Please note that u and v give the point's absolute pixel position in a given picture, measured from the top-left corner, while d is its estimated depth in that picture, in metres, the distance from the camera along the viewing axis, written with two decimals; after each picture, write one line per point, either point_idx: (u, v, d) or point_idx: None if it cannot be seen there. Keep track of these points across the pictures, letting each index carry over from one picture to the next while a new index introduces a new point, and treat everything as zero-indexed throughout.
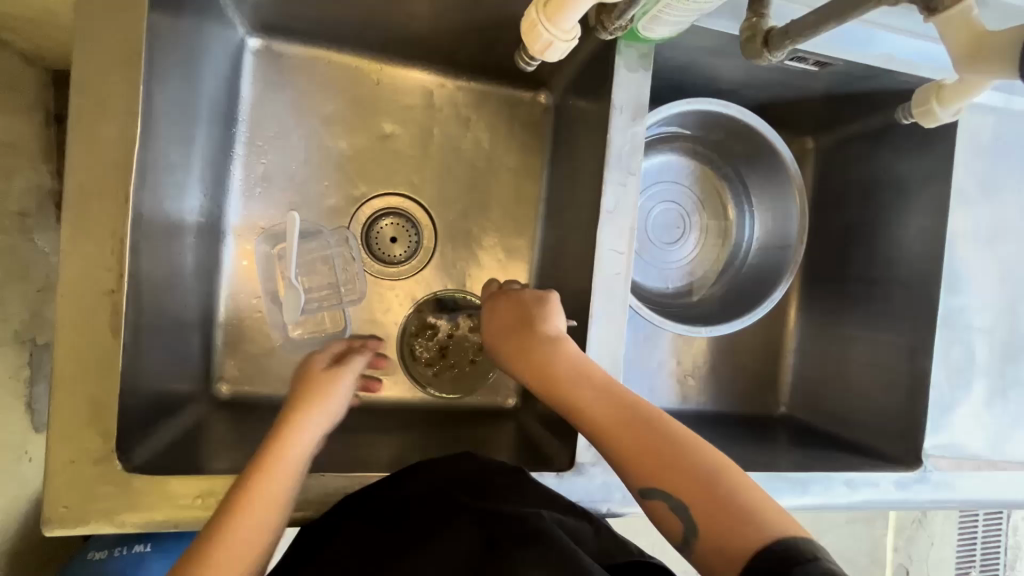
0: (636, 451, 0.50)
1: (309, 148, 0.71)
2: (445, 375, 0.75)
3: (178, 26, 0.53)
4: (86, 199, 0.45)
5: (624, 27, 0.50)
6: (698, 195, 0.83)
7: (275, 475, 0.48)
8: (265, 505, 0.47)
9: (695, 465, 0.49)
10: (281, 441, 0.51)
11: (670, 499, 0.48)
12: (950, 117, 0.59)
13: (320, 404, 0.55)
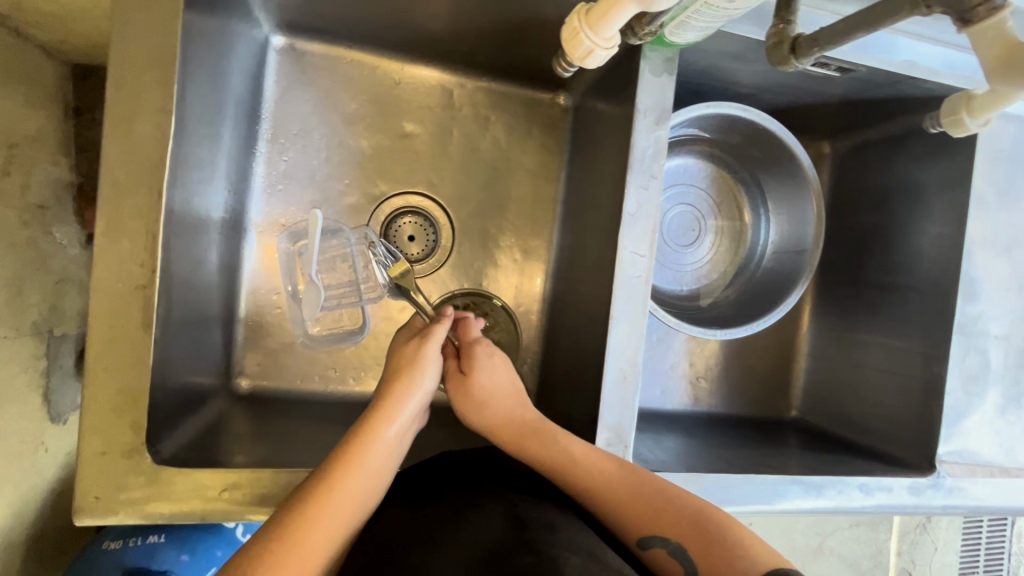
0: (626, 505, 0.54)
1: (330, 147, 0.72)
2: None
3: (208, 24, 0.54)
4: (121, 196, 0.45)
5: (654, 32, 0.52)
6: (713, 198, 0.84)
7: (370, 444, 0.52)
8: (359, 472, 0.51)
9: (686, 513, 0.52)
10: (376, 415, 0.55)
11: (669, 545, 0.51)
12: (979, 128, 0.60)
13: (414, 380, 0.58)
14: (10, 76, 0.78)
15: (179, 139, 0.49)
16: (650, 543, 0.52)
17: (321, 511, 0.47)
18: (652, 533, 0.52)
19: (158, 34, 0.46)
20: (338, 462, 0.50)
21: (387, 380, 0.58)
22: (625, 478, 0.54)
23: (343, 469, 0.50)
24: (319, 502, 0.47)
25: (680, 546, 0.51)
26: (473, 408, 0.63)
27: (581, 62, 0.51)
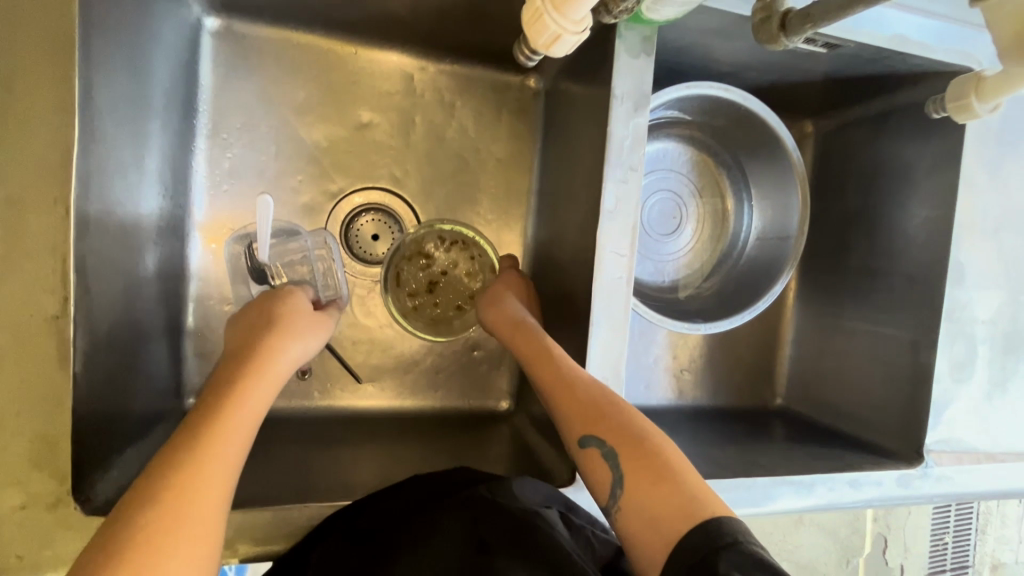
0: (570, 404, 0.51)
1: (279, 140, 0.65)
2: (425, 311, 0.68)
3: (121, 2, 0.47)
4: (24, 213, 0.40)
5: (630, 9, 0.47)
6: (695, 183, 0.80)
7: (254, 389, 0.45)
8: (243, 422, 0.43)
9: (627, 421, 0.50)
10: (257, 363, 0.47)
11: (604, 447, 0.49)
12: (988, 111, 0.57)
13: (297, 326, 0.51)
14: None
15: (90, 142, 0.43)
16: (586, 443, 0.50)
17: (206, 468, 0.39)
18: (589, 434, 0.50)
19: (56, 23, 0.40)
20: (218, 413, 0.42)
21: (262, 326, 0.50)
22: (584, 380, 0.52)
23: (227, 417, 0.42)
24: (203, 459, 0.39)
25: (615, 451, 0.49)
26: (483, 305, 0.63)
27: (546, 51, 0.45)
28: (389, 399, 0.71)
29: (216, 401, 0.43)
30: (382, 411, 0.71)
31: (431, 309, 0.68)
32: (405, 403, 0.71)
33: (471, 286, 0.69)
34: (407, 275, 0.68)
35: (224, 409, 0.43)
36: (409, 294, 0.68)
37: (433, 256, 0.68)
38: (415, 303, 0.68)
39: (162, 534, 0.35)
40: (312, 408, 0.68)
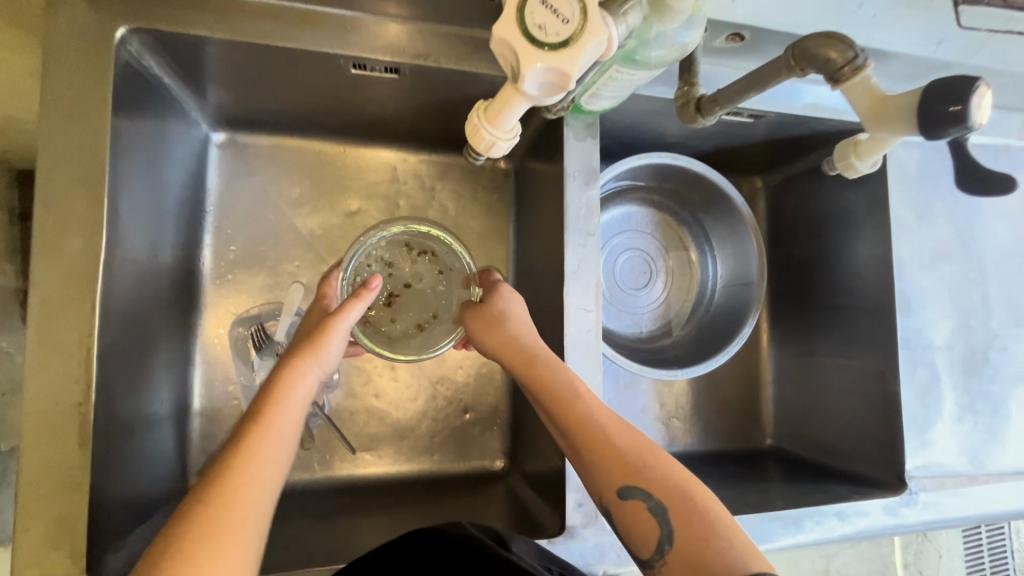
0: (605, 450, 0.51)
1: (278, 232, 0.72)
2: (381, 325, 0.61)
3: (144, 128, 0.55)
4: (53, 314, 0.45)
5: (566, 107, 0.55)
6: (660, 241, 0.87)
7: (280, 411, 0.46)
8: (274, 443, 0.44)
9: (662, 474, 0.49)
10: (280, 388, 0.48)
11: (648, 499, 0.48)
12: (869, 168, 0.64)
13: (322, 341, 0.52)
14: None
15: (113, 249, 0.49)
16: (627, 494, 0.49)
17: (238, 491, 0.40)
18: (629, 485, 0.49)
19: (82, 154, 0.47)
20: (244, 440, 0.44)
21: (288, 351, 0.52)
22: (613, 424, 0.52)
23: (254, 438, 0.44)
24: (232, 483, 0.41)
25: (660, 504, 0.48)
26: (481, 328, 0.61)
27: (485, 154, 0.51)
28: (386, 466, 0.73)
29: (246, 426, 0.45)
30: (380, 478, 0.73)
31: (387, 325, 0.61)
32: (403, 468, 0.74)
33: (438, 302, 0.63)
34: None
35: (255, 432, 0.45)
36: (365, 305, 0.61)
37: (397, 266, 0.63)
38: (371, 315, 0.61)
39: (196, 553, 0.37)
40: (313, 481, 0.71)
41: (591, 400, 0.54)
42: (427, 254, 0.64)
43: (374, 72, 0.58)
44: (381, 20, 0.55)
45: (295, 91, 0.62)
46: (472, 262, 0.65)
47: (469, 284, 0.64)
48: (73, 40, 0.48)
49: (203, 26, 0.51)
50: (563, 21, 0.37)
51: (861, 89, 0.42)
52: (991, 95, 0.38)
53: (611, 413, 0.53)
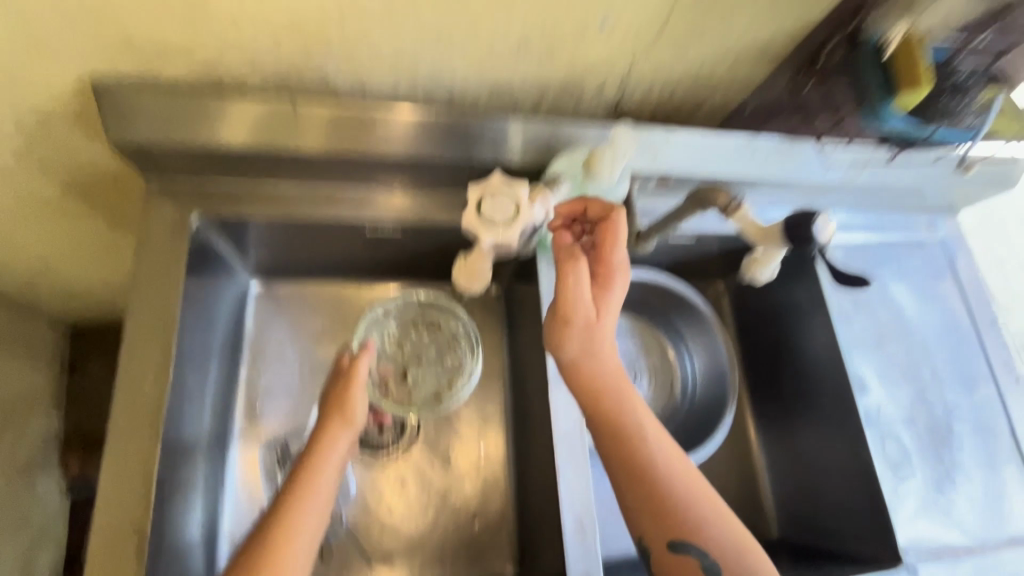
0: (668, 503, 0.54)
1: (302, 362, 0.83)
2: (404, 395, 0.78)
3: (203, 288, 0.69)
4: (126, 445, 0.56)
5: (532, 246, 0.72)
6: (638, 343, 0.95)
7: (318, 478, 0.56)
8: (310, 505, 0.55)
9: (722, 534, 0.54)
10: (319, 453, 0.58)
11: (704, 559, 0.53)
12: (765, 276, 0.68)
13: (350, 409, 0.61)
14: (7, 347, 0.98)
15: (175, 386, 0.61)
16: (683, 550, 0.53)
17: (282, 548, 0.51)
18: (688, 542, 0.53)
19: (157, 313, 0.60)
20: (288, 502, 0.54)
21: (322, 416, 0.61)
22: (678, 476, 0.56)
23: (296, 505, 0.54)
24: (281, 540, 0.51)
25: (714, 564, 0.53)
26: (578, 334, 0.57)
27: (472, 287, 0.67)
28: None
29: (289, 490, 0.55)
30: None
31: (409, 396, 0.78)
32: None
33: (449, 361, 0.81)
34: (383, 363, 0.78)
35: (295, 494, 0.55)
36: (386, 381, 0.78)
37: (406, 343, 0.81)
38: (393, 389, 0.77)
39: None
40: None
41: (658, 445, 0.56)
42: (428, 327, 0.83)
43: (385, 232, 0.74)
44: (390, 191, 0.71)
45: (321, 246, 0.77)
46: (469, 323, 0.85)
47: (470, 340, 0.83)
48: (159, 225, 0.63)
49: (255, 211, 0.67)
50: (513, 203, 0.60)
51: (745, 219, 0.56)
52: (831, 220, 0.51)
53: (678, 463, 0.56)
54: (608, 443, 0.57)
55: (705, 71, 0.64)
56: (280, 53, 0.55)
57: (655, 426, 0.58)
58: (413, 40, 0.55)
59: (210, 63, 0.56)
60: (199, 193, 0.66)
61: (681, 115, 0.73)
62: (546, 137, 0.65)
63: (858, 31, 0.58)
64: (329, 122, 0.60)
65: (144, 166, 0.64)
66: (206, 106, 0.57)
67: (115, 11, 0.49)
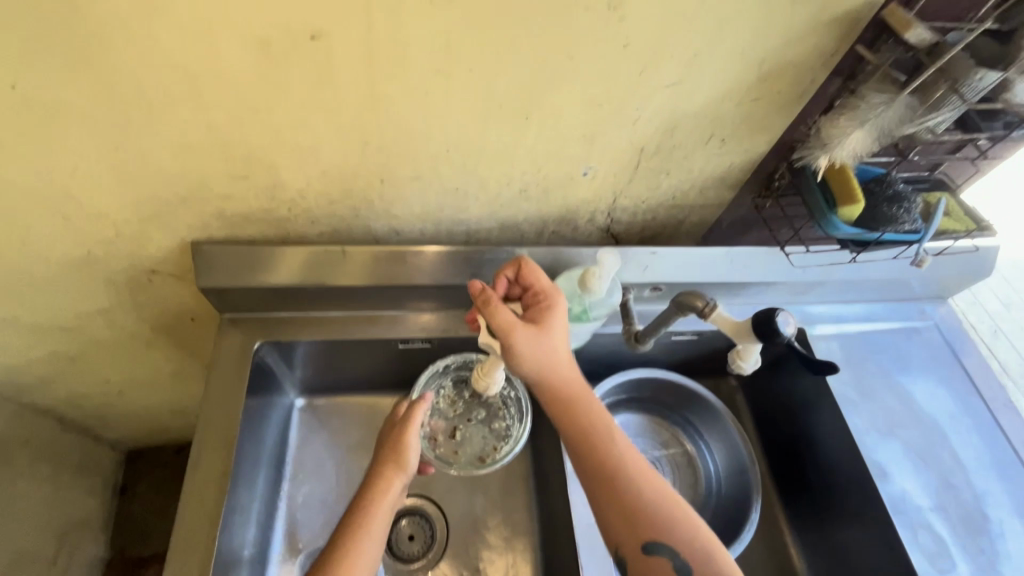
0: (634, 504, 0.59)
1: (339, 473, 0.89)
2: (454, 455, 0.81)
3: (257, 404, 0.78)
4: (185, 551, 0.62)
5: None
6: (658, 441, 0.98)
7: (375, 517, 0.65)
8: (368, 541, 0.63)
9: (689, 535, 0.58)
10: (377, 493, 0.66)
11: (674, 559, 0.57)
12: (751, 367, 0.71)
13: (406, 455, 0.69)
14: (73, 471, 1.08)
15: (230, 495, 0.68)
16: (652, 551, 0.57)
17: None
18: (657, 543, 0.57)
19: (220, 427, 0.70)
20: (351, 538, 0.62)
21: (381, 459, 0.70)
22: (640, 477, 0.60)
23: (357, 541, 0.62)
24: (347, 569, 0.60)
25: (685, 565, 0.57)
26: (530, 354, 0.61)
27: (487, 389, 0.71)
28: None
29: (350, 527, 0.63)
30: None
31: (455, 455, 0.81)
32: None
33: (500, 421, 0.84)
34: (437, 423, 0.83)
35: (357, 531, 0.63)
36: (437, 441, 0.81)
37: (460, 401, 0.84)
38: (443, 449, 0.81)
39: None
40: None
41: (626, 452, 0.61)
42: None
43: (415, 344, 0.84)
44: (419, 312, 0.83)
45: (358, 363, 0.87)
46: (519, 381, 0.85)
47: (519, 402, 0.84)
48: (227, 355, 0.75)
49: (306, 334, 0.79)
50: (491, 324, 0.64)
51: (720, 319, 0.67)
52: (792, 318, 0.62)
53: (639, 465, 0.61)
54: (577, 450, 0.62)
55: (678, 196, 0.77)
56: (333, 213, 0.69)
57: (622, 436, 0.62)
58: (439, 196, 0.69)
59: (280, 226, 0.70)
60: (261, 323, 0.78)
61: (666, 232, 0.85)
62: (550, 261, 0.77)
63: (794, 162, 0.70)
64: (369, 259, 0.73)
65: (222, 308, 0.77)
66: (275, 254, 0.71)
67: (216, 202, 0.64)
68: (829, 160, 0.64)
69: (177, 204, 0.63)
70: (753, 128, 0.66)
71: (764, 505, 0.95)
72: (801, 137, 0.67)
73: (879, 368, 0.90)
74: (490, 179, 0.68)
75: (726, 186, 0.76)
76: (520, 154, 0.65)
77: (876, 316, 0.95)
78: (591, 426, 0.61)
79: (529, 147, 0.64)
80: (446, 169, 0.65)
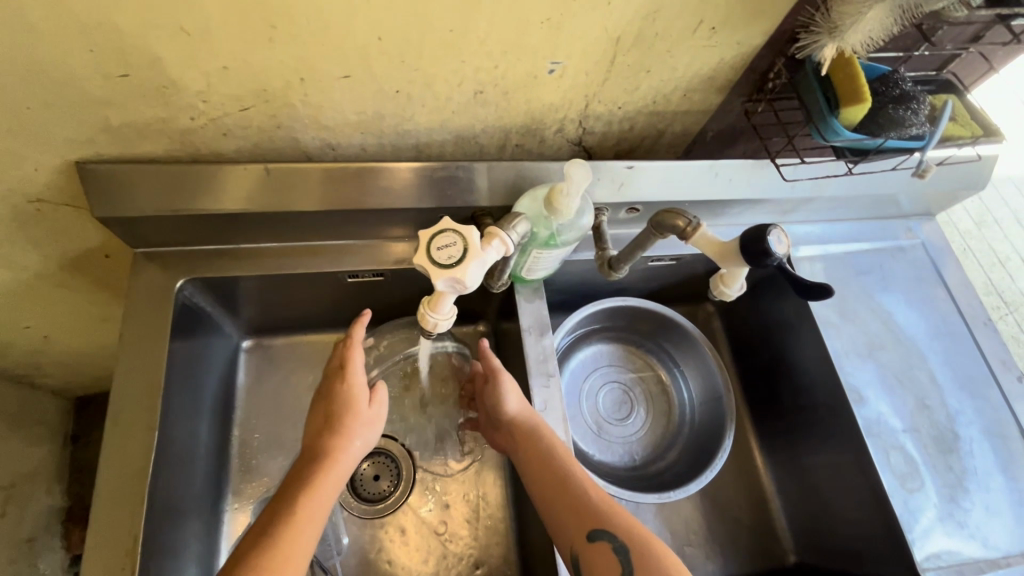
0: (570, 499, 0.60)
1: (294, 416, 0.82)
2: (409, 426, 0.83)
3: (189, 346, 0.70)
4: (110, 509, 0.56)
5: (506, 281, 0.72)
6: (632, 369, 0.94)
7: (327, 484, 0.58)
8: (316, 506, 0.56)
9: (629, 522, 0.57)
10: (327, 457, 0.60)
11: (614, 540, 0.56)
12: (737, 291, 0.66)
13: (359, 422, 0.63)
14: (12, 423, 1.00)
15: (163, 445, 0.62)
16: (596, 535, 0.57)
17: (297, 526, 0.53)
18: (598, 528, 0.57)
19: (143, 374, 0.62)
20: (306, 483, 0.57)
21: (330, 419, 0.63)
22: (577, 474, 0.62)
23: (306, 511, 0.55)
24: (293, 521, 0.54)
25: (623, 545, 0.56)
26: (513, 394, 0.67)
27: (436, 334, 0.60)
28: None
29: (307, 474, 0.58)
30: None
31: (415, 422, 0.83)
32: None
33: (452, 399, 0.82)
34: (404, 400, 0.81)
35: (312, 480, 0.57)
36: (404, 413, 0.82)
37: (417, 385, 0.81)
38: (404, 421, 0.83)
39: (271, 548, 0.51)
40: None
41: (562, 452, 0.64)
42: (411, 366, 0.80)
43: (366, 278, 0.76)
44: (368, 241, 0.74)
45: (305, 299, 0.79)
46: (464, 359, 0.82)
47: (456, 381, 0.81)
48: (145, 295, 0.65)
49: (239, 271, 0.70)
50: (454, 246, 0.54)
51: (703, 240, 0.61)
52: (785, 235, 0.55)
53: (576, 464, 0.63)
54: (526, 452, 0.65)
55: (659, 101, 0.67)
56: (249, 123, 0.57)
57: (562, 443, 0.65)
58: (377, 102, 0.58)
59: (186, 140, 0.58)
60: (186, 259, 0.69)
61: (644, 145, 0.76)
62: (512, 178, 0.68)
63: (794, 55, 0.60)
64: (300, 181, 0.62)
65: (133, 242, 0.66)
66: (183, 176, 0.60)
67: (94, 108, 0.51)
68: (837, 48, 0.55)
69: (43, 112, 0.50)
70: (750, 12, 0.56)
71: (737, 429, 0.94)
72: (805, 22, 0.56)
73: (861, 289, 0.86)
74: (437, 77, 0.56)
75: (714, 88, 0.66)
76: (470, 46, 0.53)
77: (862, 236, 0.90)
78: (533, 431, 0.65)
79: (481, 36, 0.53)
80: (380, 66, 0.53)
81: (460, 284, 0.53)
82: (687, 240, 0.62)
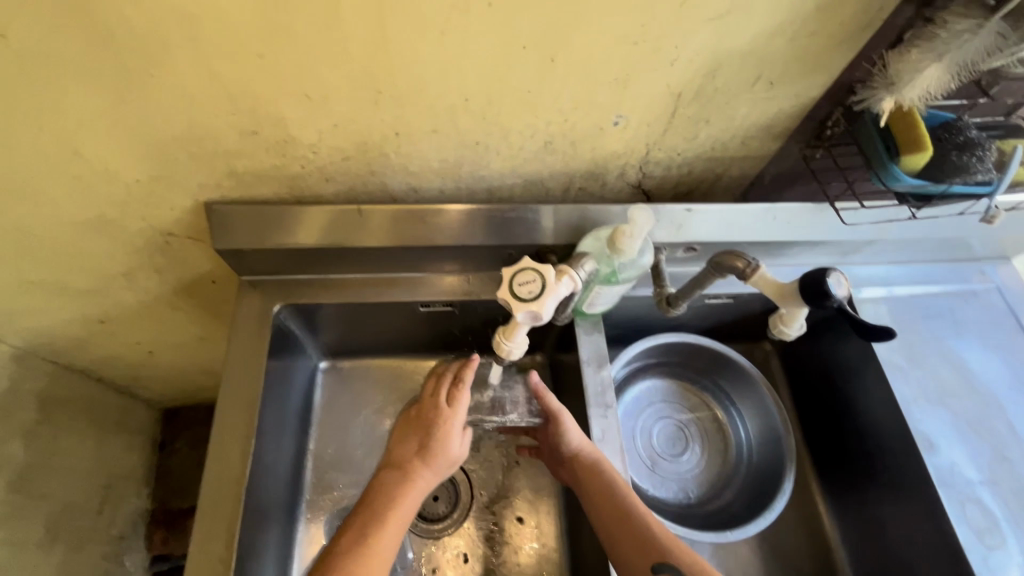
0: (632, 532, 0.62)
1: (363, 434, 0.88)
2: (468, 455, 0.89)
3: (280, 364, 0.78)
4: (210, 508, 0.63)
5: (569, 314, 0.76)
6: (687, 406, 0.95)
7: (404, 504, 0.61)
8: (394, 523, 0.60)
9: (692, 557, 0.59)
10: (409, 478, 0.63)
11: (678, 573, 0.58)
12: (797, 331, 0.67)
13: (443, 454, 0.66)
14: (114, 428, 1.12)
15: (258, 452, 0.69)
16: (660, 568, 0.59)
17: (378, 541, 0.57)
18: (662, 561, 0.59)
19: (244, 388, 0.70)
20: (388, 501, 0.61)
21: (416, 445, 0.66)
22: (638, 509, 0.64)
23: (385, 527, 0.59)
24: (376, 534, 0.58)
25: None
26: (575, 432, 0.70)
27: (507, 360, 0.64)
28: None
29: (388, 493, 0.62)
30: None
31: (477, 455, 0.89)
32: None
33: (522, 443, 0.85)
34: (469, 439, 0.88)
35: (393, 498, 0.61)
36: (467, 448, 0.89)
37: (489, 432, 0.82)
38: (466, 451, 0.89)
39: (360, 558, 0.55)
40: None
41: (623, 486, 0.66)
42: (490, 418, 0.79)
43: (436, 308, 0.82)
44: (440, 274, 0.80)
45: (380, 326, 0.86)
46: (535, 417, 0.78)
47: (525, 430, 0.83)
48: (247, 318, 0.74)
49: (326, 298, 0.78)
50: (534, 281, 0.59)
51: (762, 281, 0.63)
52: (845, 278, 0.57)
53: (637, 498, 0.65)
54: (587, 485, 0.67)
55: (717, 148, 0.71)
56: (348, 170, 0.66)
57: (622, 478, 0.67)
58: (458, 151, 0.65)
59: (294, 184, 0.67)
60: (281, 287, 0.77)
61: (702, 188, 0.79)
62: (576, 219, 0.73)
63: (853, 105, 0.63)
64: (387, 220, 0.70)
65: (240, 270, 0.75)
66: (289, 215, 0.68)
67: (227, 159, 0.61)
68: (895, 102, 0.57)
69: (187, 162, 0.60)
70: (809, 67, 0.59)
71: (798, 473, 0.92)
72: (862, 77, 0.60)
73: (930, 333, 0.84)
74: (513, 130, 0.63)
75: (772, 135, 0.69)
76: (545, 102, 0.60)
77: (930, 280, 0.88)
78: (593, 465, 0.68)
79: (555, 94, 0.59)
80: (464, 121, 0.60)
81: (536, 317, 0.58)
82: (747, 280, 0.64)
